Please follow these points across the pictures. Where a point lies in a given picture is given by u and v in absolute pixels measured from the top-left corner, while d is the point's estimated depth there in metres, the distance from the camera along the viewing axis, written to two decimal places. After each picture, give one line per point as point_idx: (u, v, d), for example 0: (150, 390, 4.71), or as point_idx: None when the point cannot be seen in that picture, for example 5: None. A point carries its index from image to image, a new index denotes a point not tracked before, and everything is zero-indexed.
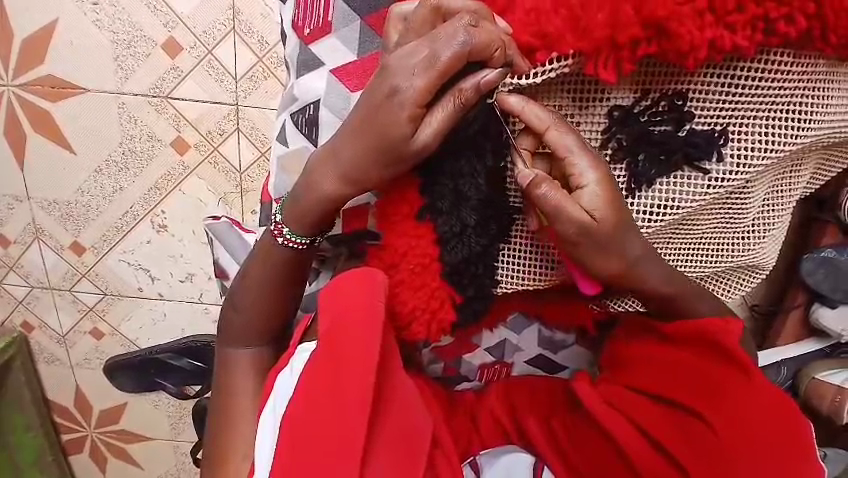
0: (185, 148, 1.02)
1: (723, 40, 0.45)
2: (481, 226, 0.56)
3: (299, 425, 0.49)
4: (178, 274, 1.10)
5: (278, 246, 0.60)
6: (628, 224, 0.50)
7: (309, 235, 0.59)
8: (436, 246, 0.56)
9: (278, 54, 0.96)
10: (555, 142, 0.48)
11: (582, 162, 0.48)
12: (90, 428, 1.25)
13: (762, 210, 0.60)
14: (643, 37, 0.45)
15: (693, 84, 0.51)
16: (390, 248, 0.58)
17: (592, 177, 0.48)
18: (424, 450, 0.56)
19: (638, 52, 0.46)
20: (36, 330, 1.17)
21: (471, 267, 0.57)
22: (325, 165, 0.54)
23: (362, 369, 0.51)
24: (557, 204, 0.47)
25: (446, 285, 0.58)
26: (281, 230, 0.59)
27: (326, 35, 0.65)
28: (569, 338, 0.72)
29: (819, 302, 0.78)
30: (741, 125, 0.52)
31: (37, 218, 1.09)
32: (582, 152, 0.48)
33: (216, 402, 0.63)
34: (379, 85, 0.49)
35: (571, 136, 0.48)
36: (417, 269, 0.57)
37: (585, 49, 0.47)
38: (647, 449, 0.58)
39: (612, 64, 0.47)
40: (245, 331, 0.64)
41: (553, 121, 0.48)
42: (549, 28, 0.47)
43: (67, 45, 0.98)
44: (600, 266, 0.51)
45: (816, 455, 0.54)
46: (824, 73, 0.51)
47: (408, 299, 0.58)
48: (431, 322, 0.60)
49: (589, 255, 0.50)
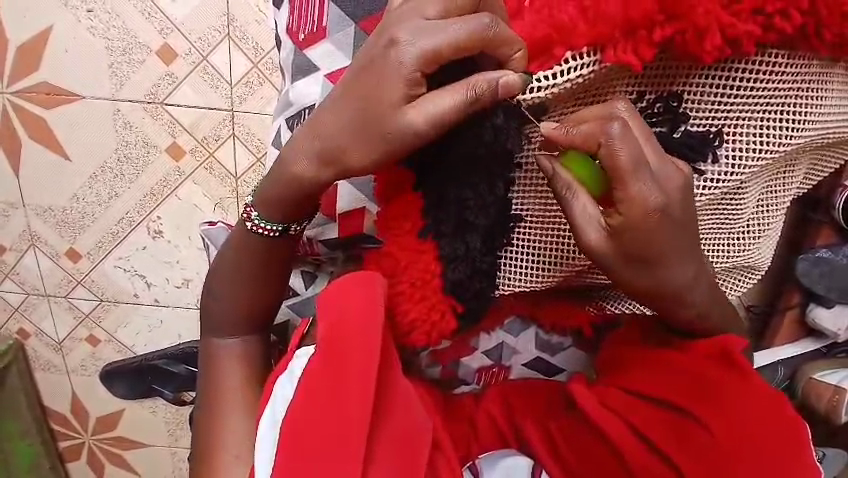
0: (180, 154, 1.02)
1: (734, 27, 0.44)
2: (488, 246, 0.55)
3: (295, 429, 0.49)
4: (174, 280, 1.10)
5: (249, 232, 0.59)
6: (671, 250, 0.49)
7: (282, 223, 0.58)
8: (439, 263, 0.54)
9: (273, 59, 0.96)
10: (608, 161, 0.44)
11: (635, 184, 0.45)
12: (88, 435, 1.25)
13: (756, 210, 0.59)
14: (658, 19, 0.44)
15: (688, 86, 0.50)
16: (392, 257, 0.56)
17: (632, 203, 0.45)
18: (424, 450, 0.55)
19: (656, 35, 0.44)
20: (32, 337, 1.17)
21: (476, 282, 0.56)
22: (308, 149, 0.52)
23: (359, 374, 0.51)
24: (575, 207, 0.45)
25: (446, 299, 0.56)
26: (250, 214, 0.58)
27: (321, 40, 0.65)
28: (566, 341, 0.73)
29: (813, 302, 0.78)
30: (736, 126, 0.51)
31: (32, 225, 1.09)
32: (636, 178, 0.45)
33: (204, 404, 0.63)
34: (388, 21, 0.47)
35: (628, 160, 0.44)
36: (418, 282, 0.56)
37: (601, 34, 0.45)
38: (630, 436, 0.59)
39: (630, 49, 0.45)
40: (234, 333, 0.64)
41: (610, 134, 0.44)
42: (561, 18, 0.45)
43: (62, 52, 0.98)
44: (629, 285, 0.50)
45: (812, 456, 0.54)
46: (816, 74, 0.51)
47: (409, 310, 0.57)
48: (431, 332, 0.58)
49: (639, 282, 0.50)
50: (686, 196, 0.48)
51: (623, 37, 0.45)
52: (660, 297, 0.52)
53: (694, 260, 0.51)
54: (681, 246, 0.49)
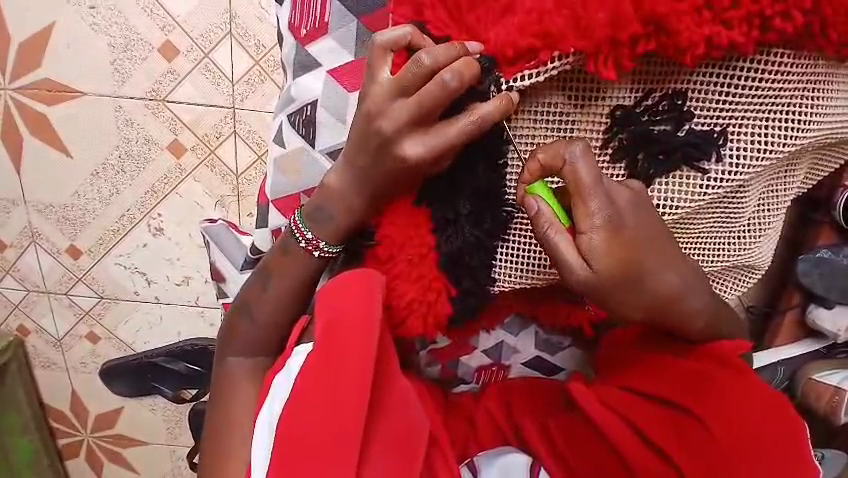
0: (181, 152, 1.02)
1: (721, 36, 0.44)
2: (475, 216, 0.54)
3: (291, 429, 0.49)
4: (174, 278, 1.10)
5: (313, 258, 0.60)
6: (649, 261, 0.47)
7: (340, 245, 0.59)
8: (433, 235, 0.55)
9: (275, 57, 0.97)
10: (571, 179, 0.45)
11: (595, 198, 0.44)
12: (87, 433, 1.25)
13: (757, 209, 0.59)
14: (643, 35, 0.45)
15: (692, 84, 0.50)
16: (388, 239, 0.56)
17: (599, 216, 0.44)
18: (422, 446, 0.56)
19: (638, 50, 0.45)
20: (33, 334, 1.17)
21: (466, 259, 0.55)
22: (331, 195, 0.56)
23: (356, 372, 0.51)
24: (560, 245, 0.44)
25: (442, 276, 0.56)
26: (317, 244, 0.59)
27: (323, 36, 0.65)
28: (565, 340, 0.72)
29: (815, 303, 0.77)
30: (741, 125, 0.50)
31: (34, 221, 1.09)
32: (594, 194, 0.44)
33: (213, 406, 0.63)
34: (376, 109, 0.50)
35: (588, 178, 0.44)
36: (415, 259, 0.56)
37: (587, 48, 0.46)
38: (629, 432, 0.59)
39: (612, 62, 0.46)
40: (246, 340, 0.64)
41: (572, 155, 0.45)
42: (550, 28, 0.46)
43: (64, 48, 0.98)
44: (622, 307, 0.48)
45: (810, 454, 0.54)
46: (823, 74, 0.50)
47: (406, 291, 0.57)
48: (428, 316, 0.58)
49: (628, 305, 0.48)
50: (640, 209, 0.46)
51: (608, 49, 0.46)
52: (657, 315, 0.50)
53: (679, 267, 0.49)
54: (662, 256, 0.48)
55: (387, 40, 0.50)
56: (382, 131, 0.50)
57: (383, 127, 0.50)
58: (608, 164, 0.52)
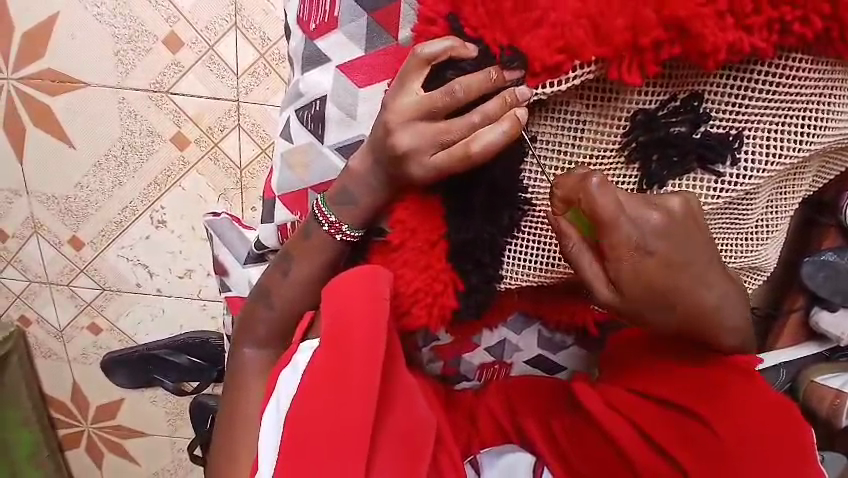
0: (185, 144, 1.02)
1: (742, 43, 0.44)
2: (488, 215, 0.54)
3: (299, 434, 0.48)
4: (177, 270, 1.10)
5: (335, 242, 0.60)
6: (682, 281, 0.46)
7: (363, 228, 0.59)
8: (444, 223, 0.55)
9: (281, 50, 0.96)
10: (588, 212, 0.44)
11: (619, 230, 0.43)
12: (87, 423, 1.25)
13: (766, 211, 0.58)
14: (665, 39, 0.44)
15: (710, 86, 0.49)
16: (399, 225, 0.57)
17: (620, 248, 0.44)
18: (428, 446, 0.55)
19: (662, 54, 0.45)
20: (34, 325, 1.17)
21: (475, 251, 0.55)
22: (354, 176, 0.57)
23: (364, 375, 0.51)
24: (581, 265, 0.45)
25: (450, 275, 0.56)
26: (339, 228, 0.59)
27: (333, 31, 0.64)
28: (568, 339, 0.72)
29: (817, 306, 0.78)
30: (755, 129, 0.50)
31: (36, 212, 1.08)
32: (618, 225, 0.43)
33: (226, 396, 0.64)
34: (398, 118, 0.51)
35: (606, 210, 0.43)
36: (425, 247, 0.56)
37: (605, 55, 0.45)
38: (639, 439, 0.58)
39: (635, 67, 0.45)
40: (265, 331, 0.65)
41: (589, 189, 0.43)
42: (569, 37, 0.45)
43: (68, 38, 0.97)
44: (659, 322, 0.48)
45: (815, 457, 0.53)
46: (840, 80, 0.49)
47: (412, 279, 0.57)
48: (433, 306, 0.58)
49: (662, 319, 0.48)
50: (675, 234, 0.45)
51: (628, 53, 0.45)
52: (698, 320, 0.50)
53: (712, 281, 0.48)
54: (696, 273, 0.47)
55: (425, 53, 0.50)
56: (399, 138, 0.51)
57: (403, 134, 0.51)
58: (624, 166, 0.51)
